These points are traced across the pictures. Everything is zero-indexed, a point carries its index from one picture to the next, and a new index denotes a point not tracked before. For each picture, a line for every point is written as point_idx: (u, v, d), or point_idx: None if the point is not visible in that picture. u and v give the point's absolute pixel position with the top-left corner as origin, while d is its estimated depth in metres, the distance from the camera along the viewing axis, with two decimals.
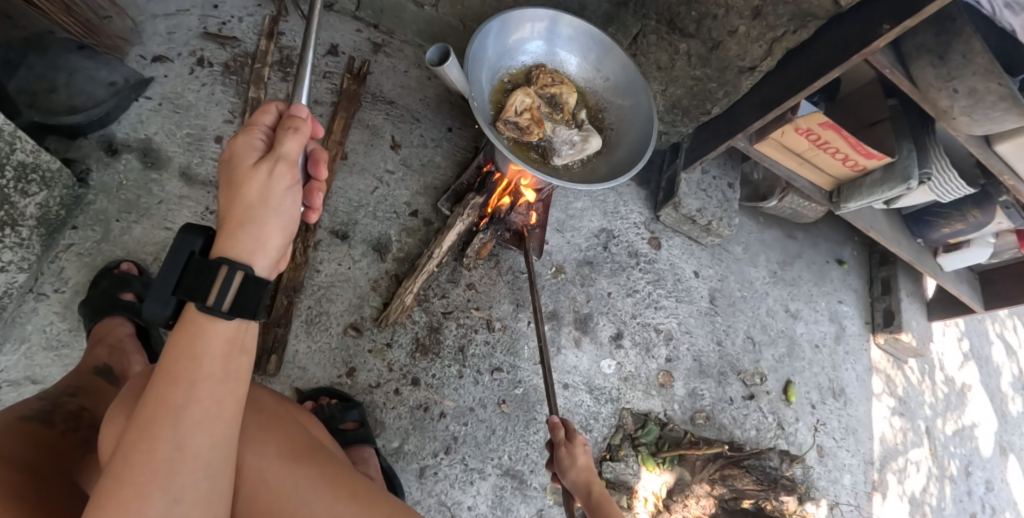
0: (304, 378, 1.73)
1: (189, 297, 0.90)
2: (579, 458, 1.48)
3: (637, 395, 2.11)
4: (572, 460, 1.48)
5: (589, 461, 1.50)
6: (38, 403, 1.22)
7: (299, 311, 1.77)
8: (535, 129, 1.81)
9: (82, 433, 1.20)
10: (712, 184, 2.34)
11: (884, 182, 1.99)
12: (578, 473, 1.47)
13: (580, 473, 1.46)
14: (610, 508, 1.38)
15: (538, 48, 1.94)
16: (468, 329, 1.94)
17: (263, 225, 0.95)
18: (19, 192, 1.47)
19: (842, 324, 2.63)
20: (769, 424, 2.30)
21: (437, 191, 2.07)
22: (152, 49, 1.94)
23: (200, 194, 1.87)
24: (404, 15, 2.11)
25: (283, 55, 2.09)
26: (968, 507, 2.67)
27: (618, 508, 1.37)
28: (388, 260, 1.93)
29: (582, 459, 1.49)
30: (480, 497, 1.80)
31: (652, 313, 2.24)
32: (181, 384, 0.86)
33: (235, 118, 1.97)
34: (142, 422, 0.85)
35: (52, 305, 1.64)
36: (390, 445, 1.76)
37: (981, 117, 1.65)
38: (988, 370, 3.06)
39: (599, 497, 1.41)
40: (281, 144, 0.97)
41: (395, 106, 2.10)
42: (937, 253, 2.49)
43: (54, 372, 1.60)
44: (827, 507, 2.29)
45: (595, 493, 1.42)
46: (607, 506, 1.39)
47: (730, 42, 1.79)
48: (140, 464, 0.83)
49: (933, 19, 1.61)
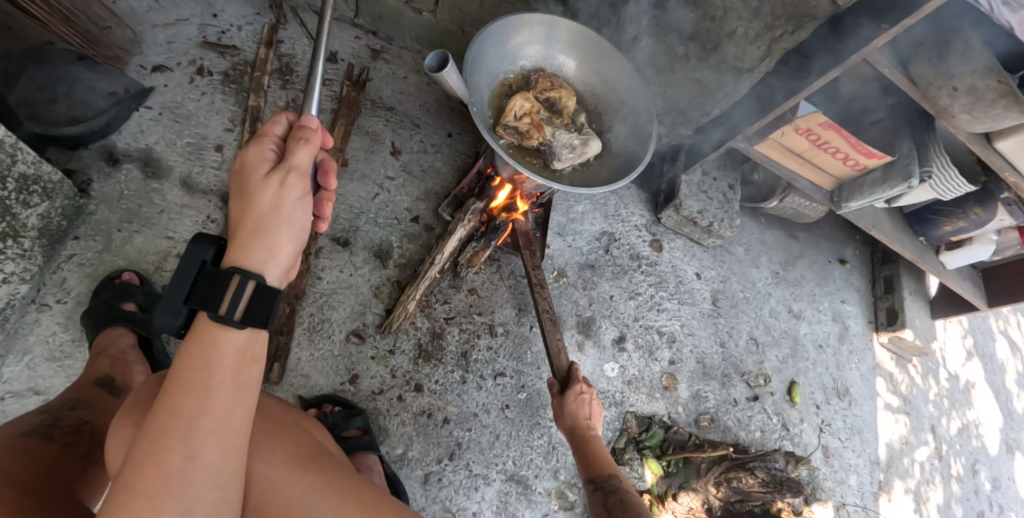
0: (308, 386, 1.73)
1: (202, 306, 0.90)
2: (568, 406, 1.67)
3: (641, 398, 2.11)
4: (561, 410, 1.68)
5: (577, 408, 1.67)
6: (38, 417, 1.21)
7: (302, 318, 1.77)
8: (535, 134, 1.83)
9: (83, 447, 1.19)
10: (712, 185, 2.34)
11: (884, 181, 1.98)
12: (567, 420, 1.66)
13: (567, 420, 1.66)
14: (590, 453, 1.58)
15: (537, 52, 1.94)
16: (470, 335, 1.94)
17: (275, 234, 0.95)
18: (21, 203, 1.48)
19: (845, 323, 2.62)
20: (774, 425, 2.29)
21: (438, 197, 2.07)
22: (152, 59, 1.95)
23: (201, 203, 1.87)
24: (403, 21, 2.11)
25: (282, 63, 2.09)
26: (975, 505, 2.66)
27: (595, 456, 1.56)
28: (390, 266, 1.93)
29: (576, 406, 1.67)
30: (485, 503, 1.79)
31: (654, 315, 2.23)
32: (192, 396, 0.87)
33: (235, 126, 1.97)
34: (153, 434, 0.85)
35: (54, 316, 1.64)
36: (394, 452, 1.75)
37: (982, 115, 1.64)
38: (993, 368, 3.05)
39: (583, 441, 1.62)
40: (293, 155, 0.98)
41: (395, 113, 2.10)
42: (940, 251, 2.47)
43: (56, 383, 1.60)
44: (834, 508, 2.28)
45: (578, 435, 1.64)
46: (590, 448, 1.59)
47: (729, 44, 1.80)
48: (153, 475, 0.84)
49: (931, 18, 1.61)
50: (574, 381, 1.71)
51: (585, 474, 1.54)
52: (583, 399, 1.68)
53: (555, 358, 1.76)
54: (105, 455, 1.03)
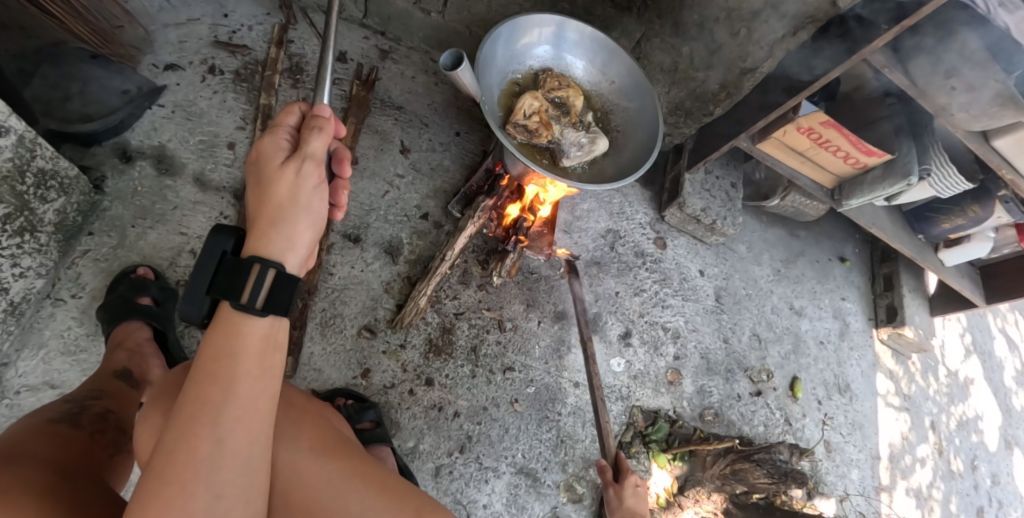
0: (320, 380, 1.75)
1: (224, 296, 0.92)
2: (626, 499, 1.69)
3: (647, 393, 2.14)
4: (620, 502, 1.68)
5: (635, 502, 1.70)
6: (64, 405, 1.24)
7: (314, 314, 1.79)
8: (543, 131, 1.85)
9: (109, 434, 1.23)
10: (715, 183, 2.38)
11: (884, 179, 2.04)
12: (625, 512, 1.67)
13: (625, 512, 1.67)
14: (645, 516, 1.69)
15: (545, 52, 1.98)
16: (479, 330, 1.96)
17: (295, 223, 0.97)
18: (39, 198, 1.50)
19: (845, 320, 2.66)
20: (777, 420, 2.32)
21: (447, 194, 2.10)
22: (164, 58, 1.97)
23: (214, 200, 1.88)
24: (411, 21, 2.14)
25: (292, 63, 2.11)
26: (974, 500, 2.70)
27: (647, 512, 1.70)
28: (400, 262, 1.95)
29: (634, 499, 1.70)
30: (495, 495, 1.81)
31: (660, 312, 2.27)
32: (219, 384, 0.88)
33: (246, 125, 1.99)
34: (182, 421, 0.87)
35: (69, 310, 1.66)
36: (406, 445, 1.77)
37: (980, 112, 1.68)
38: (992, 365, 3.10)
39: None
40: (308, 144, 0.99)
41: (404, 112, 2.13)
42: (938, 249, 2.51)
43: (71, 376, 1.61)
44: (837, 501, 2.31)
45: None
46: None
47: (732, 44, 1.83)
48: (184, 462, 0.86)
49: (928, 19, 1.65)
50: (627, 472, 1.74)
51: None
52: (638, 492, 1.71)
53: (608, 444, 1.82)
54: (135, 440, 1.09)
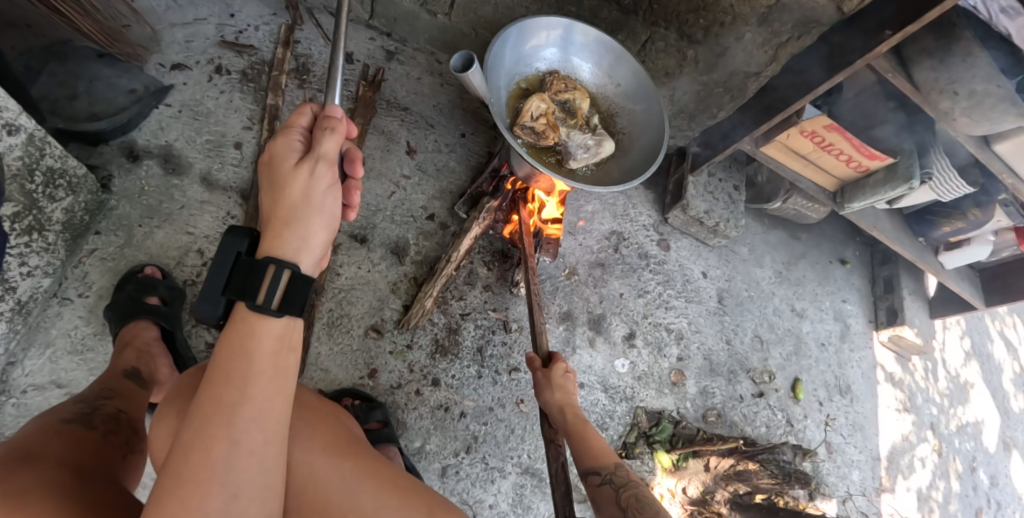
0: (327, 379, 1.76)
1: (241, 297, 0.93)
2: (557, 380, 1.59)
3: (651, 394, 2.15)
4: (549, 383, 1.58)
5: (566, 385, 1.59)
6: (76, 405, 1.25)
7: (321, 314, 1.79)
8: (551, 134, 1.88)
9: (122, 435, 1.24)
10: (718, 186, 2.40)
11: (886, 182, 2.05)
12: (554, 395, 1.56)
13: (556, 394, 1.56)
14: (587, 431, 1.46)
15: (552, 55, 1.99)
16: (485, 330, 1.97)
17: (308, 223, 0.98)
18: (46, 197, 1.49)
19: (846, 322, 2.68)
20: (779, 421, 2.34)
21: (453, 195, 2.11)
22: (171, 57, 1.96)
23: (221, 199, 1.88)
24: (417, 22, 2.13)
25: (299, 63, 2.11)
26: (974, 502, 2.72)
27: (595, 432, 1.46)
28: (407, 263, 1.96)
29: (562, 381, 1.59)
30: (501, 495, 1.82)
31: (663, 313, 2.28)
32: (235, 384, 0.89)
33: (253, 124, 1.99)
34: (199, 421, 0.88)
35: (76, 309, 1.65)
36: (412, 444, 1.78)
37: (982, 118, 1.71)
38: (991, 368, 3.13)
39: (574, 418, 1.50)
40: (320, 145, 1.00)
41: (409, 113, 2.14)
42: (939, 252, 2.53)
43: (78, 376, 1.61)
44: (839, 502, 2.33)
45: (569, 415, 1.52)
46: (584, 427, 1.47)
47: (737, 48, 1.84)
48: (200, 462, 0.86)
49: (933, 25, 1.67)
50: (557, 359, 1.64)
51: (581, 467, 1.38)
52: (568, 377, 1.60)
53: (539, 338, 1.71)
54: (151, 440, 1.11)
